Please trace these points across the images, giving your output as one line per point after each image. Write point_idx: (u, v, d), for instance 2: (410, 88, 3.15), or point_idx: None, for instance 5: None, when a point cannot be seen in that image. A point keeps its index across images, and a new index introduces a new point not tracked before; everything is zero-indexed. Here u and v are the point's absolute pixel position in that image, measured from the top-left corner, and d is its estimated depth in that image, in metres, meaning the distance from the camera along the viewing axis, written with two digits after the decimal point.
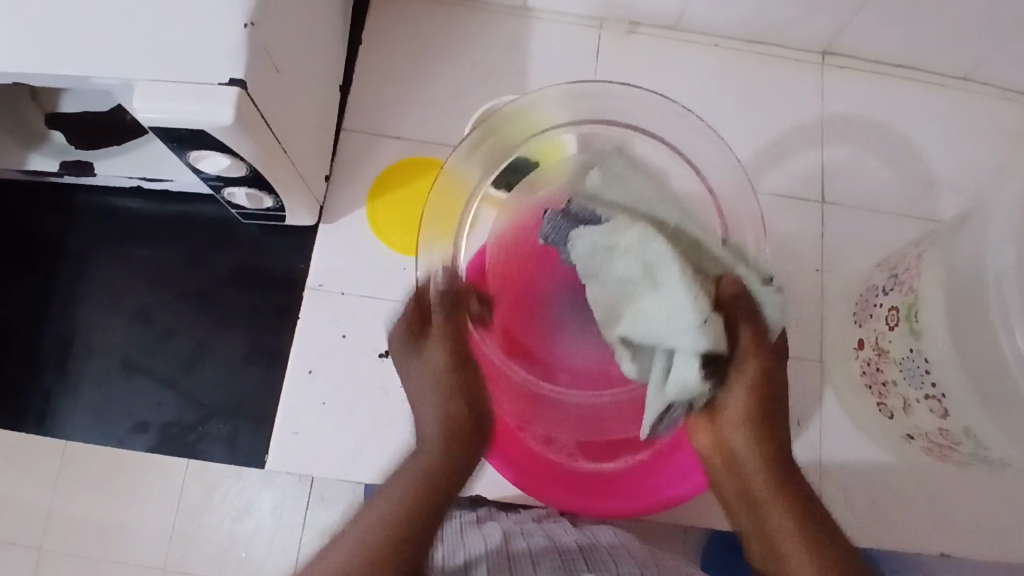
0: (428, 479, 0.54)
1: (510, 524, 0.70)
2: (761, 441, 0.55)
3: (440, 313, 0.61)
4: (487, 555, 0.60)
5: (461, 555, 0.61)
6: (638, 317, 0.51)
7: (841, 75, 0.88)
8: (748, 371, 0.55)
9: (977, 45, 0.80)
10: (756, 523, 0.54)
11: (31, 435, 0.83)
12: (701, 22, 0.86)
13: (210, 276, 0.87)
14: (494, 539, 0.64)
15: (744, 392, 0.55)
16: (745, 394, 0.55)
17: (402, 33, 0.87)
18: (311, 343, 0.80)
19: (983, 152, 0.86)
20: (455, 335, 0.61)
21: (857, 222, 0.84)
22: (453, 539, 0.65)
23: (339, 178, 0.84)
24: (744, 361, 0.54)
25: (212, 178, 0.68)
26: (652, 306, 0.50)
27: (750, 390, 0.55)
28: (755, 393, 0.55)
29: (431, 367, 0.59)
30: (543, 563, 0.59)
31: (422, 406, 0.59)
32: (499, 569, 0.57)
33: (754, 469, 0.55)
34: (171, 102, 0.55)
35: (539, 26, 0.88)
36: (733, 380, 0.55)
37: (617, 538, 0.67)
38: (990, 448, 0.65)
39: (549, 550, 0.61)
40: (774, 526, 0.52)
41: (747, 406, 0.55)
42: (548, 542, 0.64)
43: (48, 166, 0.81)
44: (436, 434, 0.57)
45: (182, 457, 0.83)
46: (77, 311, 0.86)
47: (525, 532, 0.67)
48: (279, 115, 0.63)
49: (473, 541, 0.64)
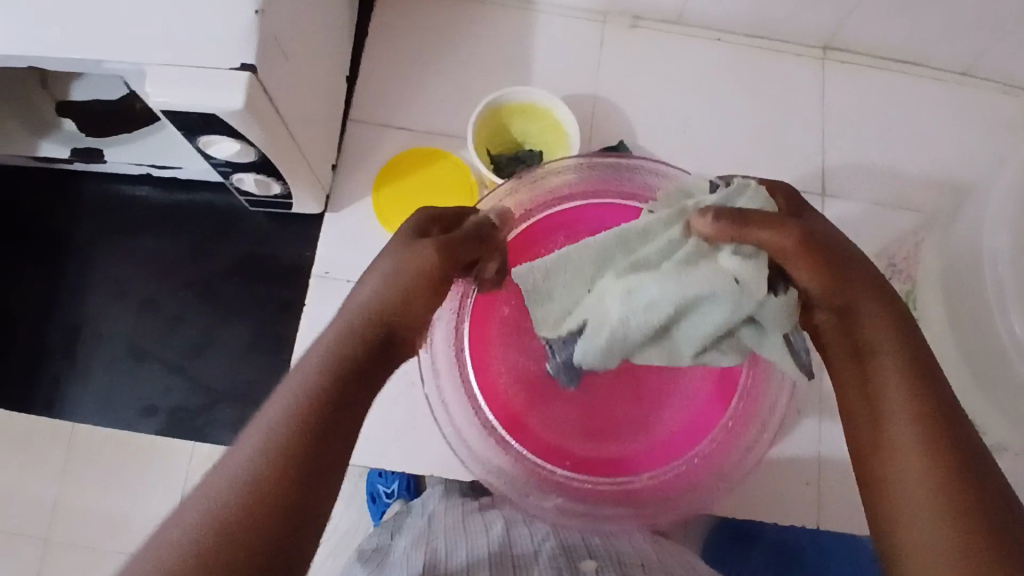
0: (343, 349, 0.42)
1: (512, 511, 0.70)
2: (850, 364, 0.42)
3: (457, 237, 0.49)
4: (489, 543, 0.60)
5: (462, 548, 0.60)
6: (690, 322, 0.43)
7: (841, 69, 0.89)
8: (804, 253, 0.42)
9: (976, 40, 0.81)
10: (862, 466, 0.40)
11: (41, 419, 0.85)
12: (704, 15, 0.87)
13: (218, 264, 0.88)
14: (496, 527, 0.65)
15: (813, 279, 0.42)
16: (809, 282, 0.42)
17: (408, 26, 0.88)
18: (317, 329, 0.81)
19: (982, 145, 0.87)
20: (450, 250, 0.48)
21: (858, 213, 0.85)
22: (454, 528, 0.66)
23: (346, 167, 0.85)
24: (784, 251, 0.41)
25: (222, 164, 0.69)
26: (701, 304, 0.42)
27: (818, 282, 0.42)
28: (823, 266, 0.42)
29: (406, 261, 0.47)
30: (545, 552, 0.59)
31: (356, 291, 0.47)
32: (501, 559, 0.57)
33: (896, 420, 0.39)
34: (183, 86, 0.56)
35: (543, 19, 0.89)
36: (794, 275, 0.42)
37: None
38: (988, 432, 0.67)
39: (550, 539, 0.61)
40: (892, 478, 0.38)
41: (819, 287, 0.42)
42: (550, 529, 0.64)
43: (58, 154, 0.82)
44: (368, 311, 0.45)
45: (190, 442, 0.84)
46: (86, 298, 0.87)
47: (526, 519, 0.67)
48: (288, 101, 0.64)
49: (475, 529, 0.65)
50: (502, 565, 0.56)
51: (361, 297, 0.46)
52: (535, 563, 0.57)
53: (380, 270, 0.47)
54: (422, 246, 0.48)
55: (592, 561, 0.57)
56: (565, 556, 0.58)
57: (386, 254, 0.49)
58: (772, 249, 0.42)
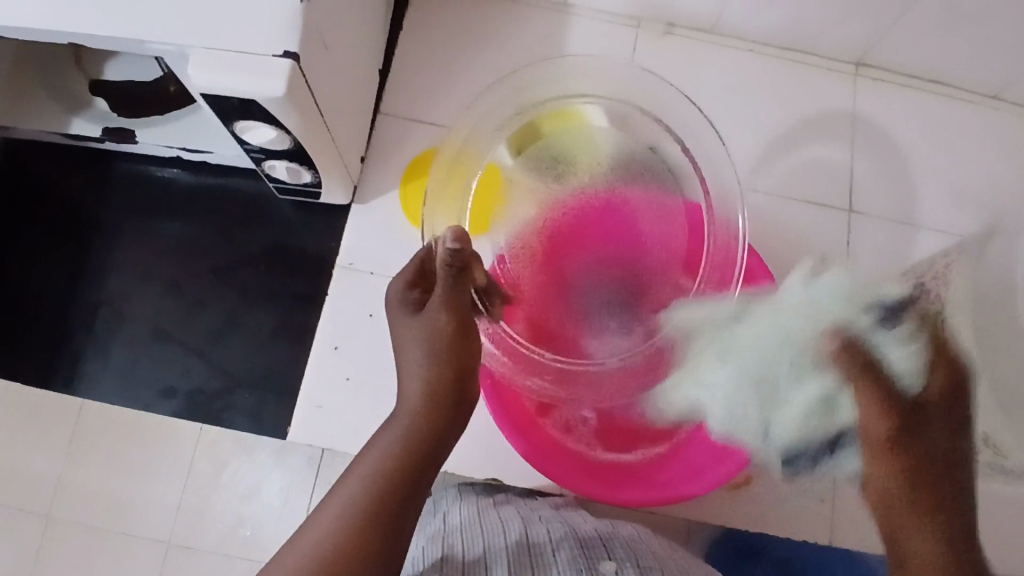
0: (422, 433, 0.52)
1: (528, 510, 0.70)
2: (904, 457, 0.57)
3: (446, 283, 0.55)
4: (506, 539, 0.61)
5: (478, 541, 0.61)
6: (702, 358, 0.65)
7: (873, 86, 0.89)
8: (870, 383, 0.59)
9: (1012, 65, 0.81)
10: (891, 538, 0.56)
11: (58, 394, 0.85)
12: (739, 27, 0.86)
13: (241, 250, 0.88)
14: (513, 523, 0.65)
15: (871, 407, 0.58)
16: (882, 422, 0.58)
17: (443, 22, 0.88)
18: (339, 319, 0.83)
19: (1011, 169, 0.87)
20: (466, 307, 0.56)
21: (883, 232, 0.85)
22: (471, 521, 0.66)
23: (374, 160, 0.85)
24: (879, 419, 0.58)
25: (255, 150, 0.70)
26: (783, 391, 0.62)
27: (890, 416, 0.58)
28: (885, 417, 0.58)
29: (432, 331, 0.55)
30: (564, 551, 0.58)
31: (407, 375, 0.55)
32: (519, 558, 0.57)
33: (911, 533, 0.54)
34: (225, 70, 0.56)
35: (577, 21, 0.89)
36: (872, 426, 0.59)
37: (634, 529, 0.67)
38: (1009, 459, 0.65)
39: (570, 540, 0.61)
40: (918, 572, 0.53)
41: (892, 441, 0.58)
42: (567, 528, 0.65)
43: (90, 132, 0.82)
44: (426, 390, 0.54)
45: (206, 425, 0.84)
46: (110, 276, 0.88)
47: (544, 520, 0.67)
48: (325, 90, 0.64)
49: (493, 524, 0.65)
50: (520, 562, 0.56)
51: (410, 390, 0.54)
52: (556, 563, 0.56)
53: (410, 337, 0.56)
54: (436, 314, 0.55)
55: (612, 563, 0.56)
56: (582, 555, 0.58)
57: (404, 328, 0.57)
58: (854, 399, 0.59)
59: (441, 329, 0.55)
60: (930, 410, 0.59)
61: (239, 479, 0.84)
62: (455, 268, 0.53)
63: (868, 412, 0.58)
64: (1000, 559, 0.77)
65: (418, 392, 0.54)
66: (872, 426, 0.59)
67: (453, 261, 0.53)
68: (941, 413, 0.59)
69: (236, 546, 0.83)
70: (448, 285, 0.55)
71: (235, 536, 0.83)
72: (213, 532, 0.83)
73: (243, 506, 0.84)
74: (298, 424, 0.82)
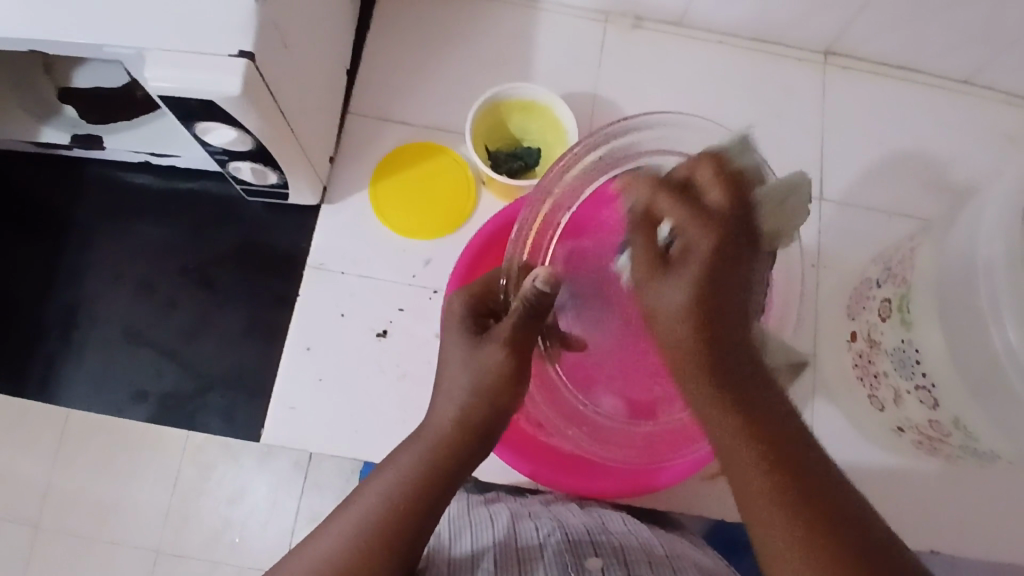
0: (444, 461, 0.52)
1: (516, 505, 0.70)
2: (689, 361, 0.43)
3: (520, 317, 0.52)
4: (494, 533, 0.61)
5: (466, 537, 0.61)
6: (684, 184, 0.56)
7: (841, 75, 0.89)
8: (676, 200, 0.43)
9: (979, 49, 0.80)
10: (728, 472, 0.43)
11: (34, 401, 0.85)
12: (705, 18, 0.86)
13: (213, 253, 0.88)
14: (502, 518, 0.65)
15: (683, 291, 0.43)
16: (684, 294, 0.43)
17: (410, 22, 0.89)
18: (311, 320, 0.81)
19: (983, 152, 0.87)
20: (521, 347, 0.53)
21: (854, 219, 0.85)
22: (461, 513, 0.67)
23: (344, 160, 0.85)
24: (694, 242, 0.42)
25: (219, 152, 0.70)
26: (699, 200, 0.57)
27: (697, 284, 0.42)
28: (703, 289, 0.42)
29: (481, 367, 0.53)
30: (550, 545, 0.59)
31: (442, 397, 0.54)
32: (506, 556, 0.57)
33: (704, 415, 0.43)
34: (177, 71, 0.55)
35: (545, 17, 0.89)
36: (671, 280, 0.43)
37: (625, 524, 0.67)
38: (979, 440, 0.66)
39: (556, 534, 0.61)
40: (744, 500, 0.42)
41: (688, 309, 0.42)
42: (555, 523, 0.64)
43: (59, 140, 0.82)
44: (456, 422, 0.53)
45: (181, 428, 0.85)
46: (82, 282, 0.88)
47: (532, 514, 0.67)
48: (286, 91, 0.64)
49: (481, 517, 0.65)
50: (506, 554, 0.57)
51: (443, 412, 0.53)
52: (541, 558, 0.57)
53: (457, 363, 0.54)
54: (492, 348, 0.54)
55: (598, 559, 0.56)
56: (570, 552, 0.57)
57: (453, 350, 0.55)
58: (686, 249, 0.43)
59: (495, 367, 0.53)
60: (727, 256, 0.42)
61: (223, 485, 0.85)
62: (536, 310, 0.52)
63: (675, 298, 0.43)
64: (978, 546, 0.76)
65: (449, 421, 0.53)
66: (669, 296, 0.43)
67: (541, 303, 0.52)
68: (739, 242, 0.43)
69: (221, 553, 0.84)
70: (515, 326, 0.52)
71: (218, 541, 0.84)
72: (197, 536, 0.84)
73: (229, 511, 0.85)
74: (270, 429, 0.79)
